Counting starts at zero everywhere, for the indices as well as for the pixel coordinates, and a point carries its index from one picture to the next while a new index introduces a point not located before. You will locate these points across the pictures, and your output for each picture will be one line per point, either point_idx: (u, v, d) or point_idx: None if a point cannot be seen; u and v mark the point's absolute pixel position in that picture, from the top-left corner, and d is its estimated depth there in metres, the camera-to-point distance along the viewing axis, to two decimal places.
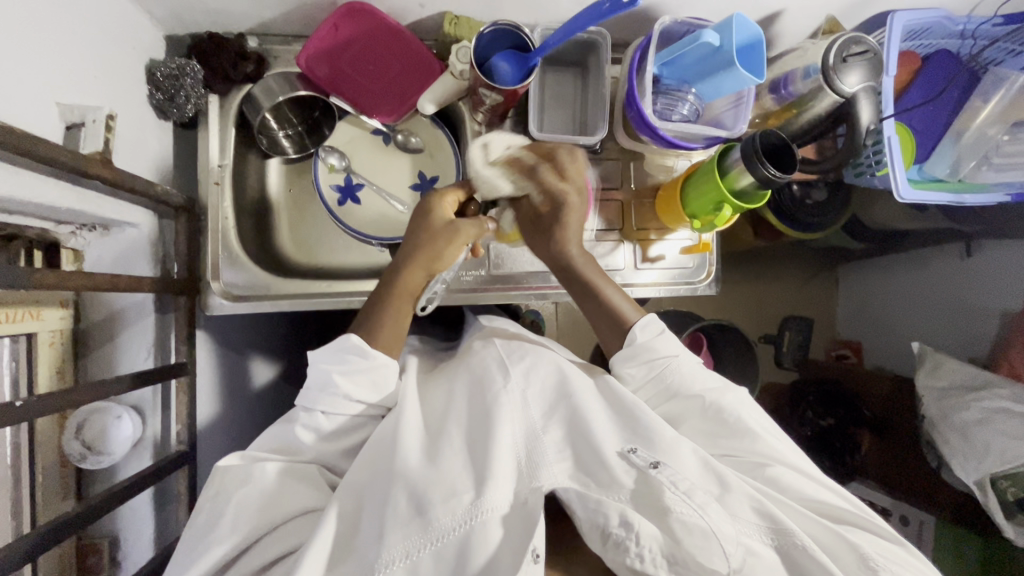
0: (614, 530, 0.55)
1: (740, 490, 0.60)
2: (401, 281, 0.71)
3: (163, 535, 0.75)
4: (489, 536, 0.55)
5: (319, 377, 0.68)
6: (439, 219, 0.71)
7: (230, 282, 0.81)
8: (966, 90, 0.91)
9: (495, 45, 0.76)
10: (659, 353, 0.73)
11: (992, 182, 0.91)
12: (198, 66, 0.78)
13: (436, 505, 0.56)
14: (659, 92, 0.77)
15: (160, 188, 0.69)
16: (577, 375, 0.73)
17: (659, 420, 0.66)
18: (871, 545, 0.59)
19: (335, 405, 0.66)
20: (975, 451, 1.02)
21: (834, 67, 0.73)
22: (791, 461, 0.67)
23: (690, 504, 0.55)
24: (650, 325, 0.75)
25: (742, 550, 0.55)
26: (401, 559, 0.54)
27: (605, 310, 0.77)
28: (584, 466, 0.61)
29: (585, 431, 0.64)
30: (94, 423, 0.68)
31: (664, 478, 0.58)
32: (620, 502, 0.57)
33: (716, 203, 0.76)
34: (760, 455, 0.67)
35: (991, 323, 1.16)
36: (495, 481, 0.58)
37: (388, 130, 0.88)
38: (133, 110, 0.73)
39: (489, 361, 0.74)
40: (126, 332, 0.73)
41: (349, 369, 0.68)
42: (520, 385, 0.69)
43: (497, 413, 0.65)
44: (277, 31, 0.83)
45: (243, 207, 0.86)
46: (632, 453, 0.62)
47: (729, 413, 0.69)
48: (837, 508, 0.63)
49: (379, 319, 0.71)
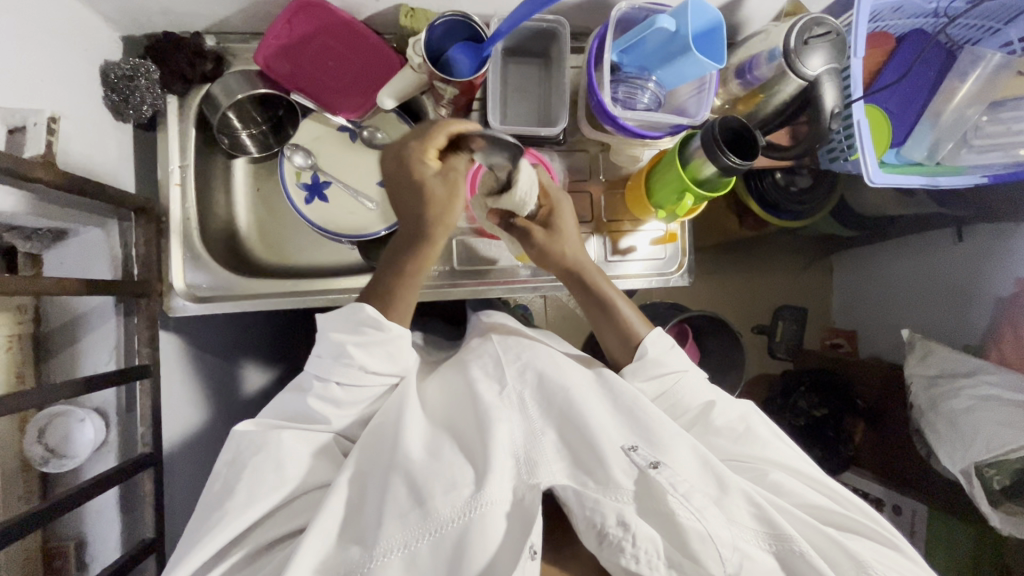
0: (611, 530, 0.56)
1: (738, 492, 0.60)
2: (417, 253, 0.69)
3: (130, 537, 0.75)
4: (488, 529, 0.55)
5: (329, 347, 0.66)
6: (432, 182, 0.65)
7: (194, 282, 0.81)
8: (943, 69, 0.90)
9: (449, 36, 0.75)
10: (669, 367, 0.74)
11: (969, 165, 0.89)
12: (154, 66, 0.77)
13: (436, 497, 0.56)
14: (619, 80, 0.76)
15: (112, 189, 0.69)
16: (573, 369, 0.72)
17: (659, 416, 0.66)
18: (871, 554, 0.61)
19: (351, 376, 0.65)
20: (962, 440, 1.00)
21: (795, 50, 0.70)
22: (792, 467, 0.69)
23: (689, 507, 0.56)
24: (661, 338, 0.75)
25: (738, 556, 0.56)
26: (398, 549, 0.54)
27: (613, 318, 0.77)
28: (582, 464, 0.61)
29: (582, 430, 0.63)
30: (58, 426, 0.69)
31: (664, 480, 0.58)
32: (617, 503, 0.57)
33: (678, 193, 0.74)
34: (755, 458, 0.69)
35: (985, 309, 1.13)
36: (495, 477, 0.57)
37: (354, 126, 0.88)
38: (87, 112, 0.73)
39: (486, 359, 0.74)
40: (89, 335, 0.73)
41: (363, 341, 0.65)
42: (517, 386, 0.69)
43: (492, 411, 0.64)
44: (234, 30, 0.82)
45: (209, 208, 0.86)
46: (633, 451, 0.62)
47: (739, 422, 0.71)
48: (843, 516, 0.65)
49: (390, 293, 0.69)
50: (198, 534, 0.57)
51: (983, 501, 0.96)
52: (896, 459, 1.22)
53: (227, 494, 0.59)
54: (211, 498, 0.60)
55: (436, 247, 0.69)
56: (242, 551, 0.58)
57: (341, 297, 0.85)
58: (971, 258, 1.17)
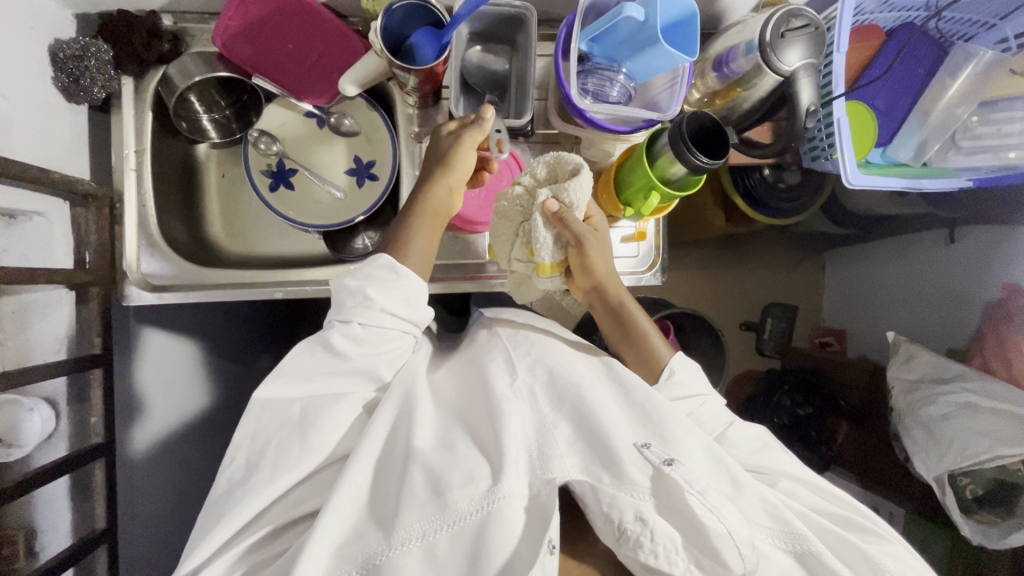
0: (630, 526, 0.53)
1: (753, 492, 0.59)
2: (424, 200, 0.71)
3: (82, 525, 0.75)
4: (508, 522, 0.53)
5: (347, 293, 0.64)
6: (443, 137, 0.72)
7: (150, 271, 0.79)
8: (933, 66, 0.86)
9: (411, 21, 0.72)
10: (695, 389, 0.74)
11: (957, 166, 0.86)
12: (106, 46, 0.74)
13: (454, 489, 0.54)
14: (588, 71, 0.72)
15: (58, 175, 0.67)
16: (582, 365, 0.71)
17: (671, 412, 0.64)
18: (889, 557, 0.59)
19: (373, 318, 0.63)
20: (937, 447, 0.98)
21: (770, 43, 0.67)
22: (803, 477, 0.68)
23: (706, 504, 0.53)
24: (684, 362, 0.76)
25: (757, 555, 0.54)
26: (417, 539, 0.52)
27: (636, 340, 0.78)
28: (597, 457, 0.58)
29: (594, 427, 0.60)
30: (5, 415, 0.67)
31: (680, 477, 0.55)
32: (635, 499, 0.54)
33: (646, 191, 0.72)
34: (768, 470, 0.68)
35: (973, 313, 1.10)
36: (512, 468, 0.55)
37: (321, 113, 0.85)
38: (35, 94, 0.70)
39: (497, 354, 0.72)
40: (38, 324, 0.71)
41: (383, 285, 0.65)
42: (527, 380, 0.68)
43: (502, 405, 0.62)
44: (192, 9, 0.79)
45: (169, 194, 0.84)
46: (646, 448, 0.59)
47: (759, 439, 0.71)
48: (862, 521, 0.63)
49: (407, 233, 0.70)
50: (226, 504, 0.57)
51: (954, 510, 0.95)
52: (876, 461, 1.21)
53: (253, 471, 0.58)
54: (239, 468, 0.59)
55: (436, 184, 0.71)
56: (246, 545, 0.57)
57: (299, 290, 0.82)
58: (962, 261, 1.14)
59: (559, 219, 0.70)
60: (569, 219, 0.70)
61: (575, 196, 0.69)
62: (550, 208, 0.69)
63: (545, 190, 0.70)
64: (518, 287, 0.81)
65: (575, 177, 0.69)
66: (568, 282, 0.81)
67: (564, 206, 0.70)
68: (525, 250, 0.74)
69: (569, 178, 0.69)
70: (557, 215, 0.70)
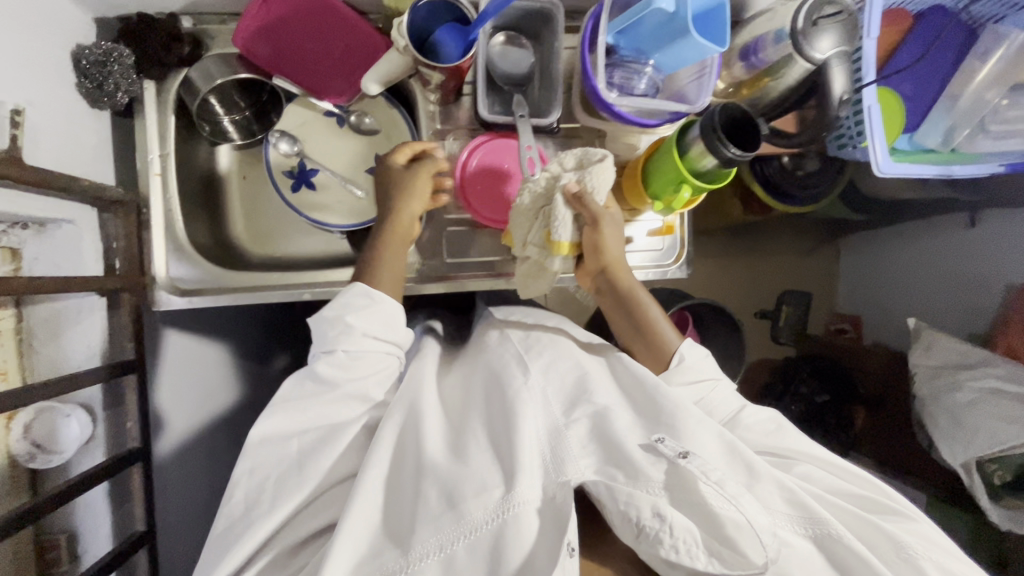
0: (647, 523, 0.52)
1: (769, 479, 0.58)
2: (389, 229, 0.74)
3: (122, 529, 0.76)
4: (523, 529, 0.53)
5: (328, 323, 0.67)
6: (398, 169, 0.76)
7: (178, 275, 0.79)
8: (962, 50, 0.84)
9: (435, 17, 0.71)
10: (705, 373, 0.73)
11: (988, 152, 0.86)
12: (128, 51, 0.73)
13: (468, 499, 0.54)
14: (615, 64, 0.71)
15: (87, 182, 0.66)
16: (595, 374, 0.70)
17: (679, 405, 0.63)
18: (914, 538, 0.59)
19: (354, 342, 0.66)
20: (963, 433, 0.98)
21: (803, 31, 0.66)
22: (820, 459, 0.67)
23: (724, 495, 0.53)
24: (695, 349, 0.75)
25: (779, 542, 0.54)
26: (434, 554, 0.52)
27: (644, 329, 0.76)
28: (610, 458, 0.57)
29: (607, 428, 0.60)
30: (44, 422, 0.69)
31: (695, 468, 0.54)
32: (651, 495, 0.53)
33: (676, 184, 0.71)
34: (783, 452, 0.68)
35: (993, 296, 1.12)
36: (527, 472, 0.55)
37: (341, 112, 0.85)
38: (61, 101, 0.70)
39: (508, 357, 0.72)
40: (73, 331, 0.72)
41: (360, 310, 0.67)
42: (539, 383, 0.67)
43: (518, 408, 0.62)
44: (212, 10, 0.78)
45: (191, 198, 0.83)
46: (659, 443, 0.58)
47: (771, 421, 0.71)
48: (881, 501, 0.63)
49: (376, 259, 0.72)
50: (234, 536, 0.57)
51: (981, 496, 0.96)
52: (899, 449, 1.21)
53: (265, 502, 0.59)
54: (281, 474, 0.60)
55: (401, 210, 0.74)
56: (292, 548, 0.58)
57: (327, 291, 0.82)
58: (980, 245, 1.17)
59: (578, 201, 0.69)
60: (589, 202, 0.69)
61: (596, 183, 0.68)
62: (570, 189, 0.68)
63: (566, 173, 0.69)
64: (527, 282, 0.77)
65: (597, 163, 0.68)
66: (578, 269, 0.80)
67: (583, 189, 0.69)
68: (540, 236, 0.72)
69: (590, 164, 0.69)
70: (576, 197, 0.69)
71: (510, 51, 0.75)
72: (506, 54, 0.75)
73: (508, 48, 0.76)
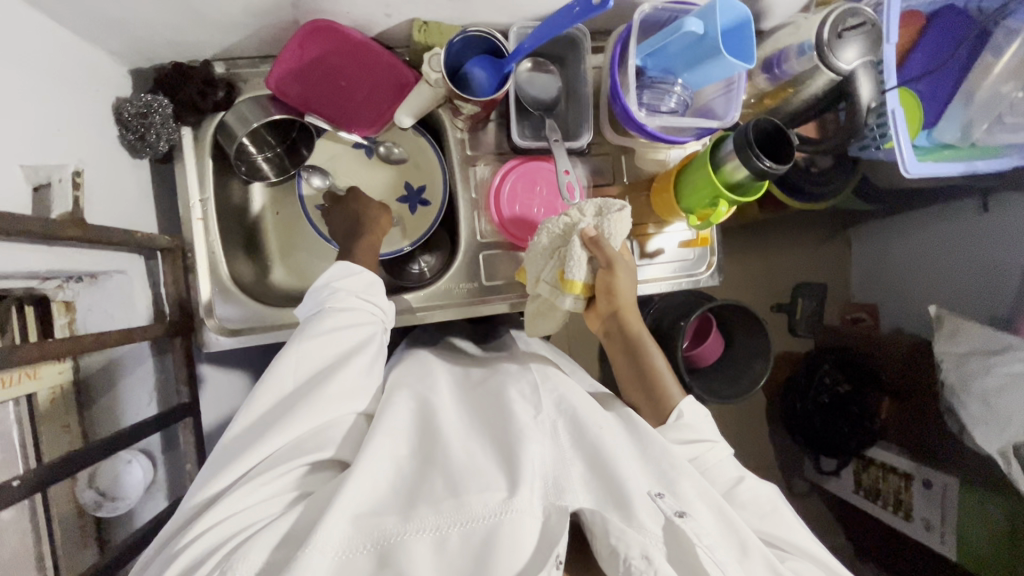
0: (635, 563, 0.51)
1: (759, 557, 0.56)
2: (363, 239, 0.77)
3: None
4: (518, 535, 0.52)
5: (318, 291, 0.69)
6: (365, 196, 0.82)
7: (225, 316, 0.79)
8: (976, 47, 0.85)
9: (467, 50, 0.73)
10: (700, 434, 0.69)
11: (1006, 144, 0.88)
12: (165, 99, 0.75)
13: (471, 492, 0.54)
14: (644, 85, 0.73)
15: (139, 234, 0.68)
16: (597, 408, 0.67)
17: (684, 463, 0.62)
18: None
19: (341, 300, 0.68)
20: (996, 418, 0.99)
21: (829, 43, 0.70)
22: (815, 555, 0.63)
23: (713, 559, 0.53)
24: (696, 407, 0.71)
25: None
26: (429, 530, 0.51)
27: (646, 379, 0.74)
28: (608, 496, 0.56)
29: (607, 464, 0.58)
30: (107, 470, 0.69)
31: (690, 529, 0.54)
32: (643, 537, 0.52)
33: (712, 199, 0.73)
34: (779, 543, 0.63)
35: (1009, 281, 1.10)
36: (528, 483, 0.55)
37: (369, 143, 0.86)
38: (106, 154, 0.71)
39: (523, 384, 0.70)
40: (128, 382, 0.74)
41: (345, 276, 0.70)
42: (551, 417, 0.65)
43: (526, 435, 0.60)
44: (243, 55, 0.80)
45: (228, 238, 0.85)
46: (659, 498, 0.57)
47: (766, 501, 0.66)
48: None
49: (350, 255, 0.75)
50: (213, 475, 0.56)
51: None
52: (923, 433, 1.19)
53: (251, 444, 0.57)
54: None
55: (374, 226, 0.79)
56: None
57: None
58: (994, 230, 1.13)
59: (594, 244, 0.70)
60: (603, 245, 0.70)
61: (612, 231, 0.70)
62: (589, 231, 0.70)
63: (586, 216, 0.71)
64: (534, 315, 0.77)
65: (616, 211, 0.70)
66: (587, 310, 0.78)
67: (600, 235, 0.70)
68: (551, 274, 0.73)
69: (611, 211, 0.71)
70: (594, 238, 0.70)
71: (536, 78, 0.78)
72: (535, 80, 0.78)
73: (534, 73, 0.79)
